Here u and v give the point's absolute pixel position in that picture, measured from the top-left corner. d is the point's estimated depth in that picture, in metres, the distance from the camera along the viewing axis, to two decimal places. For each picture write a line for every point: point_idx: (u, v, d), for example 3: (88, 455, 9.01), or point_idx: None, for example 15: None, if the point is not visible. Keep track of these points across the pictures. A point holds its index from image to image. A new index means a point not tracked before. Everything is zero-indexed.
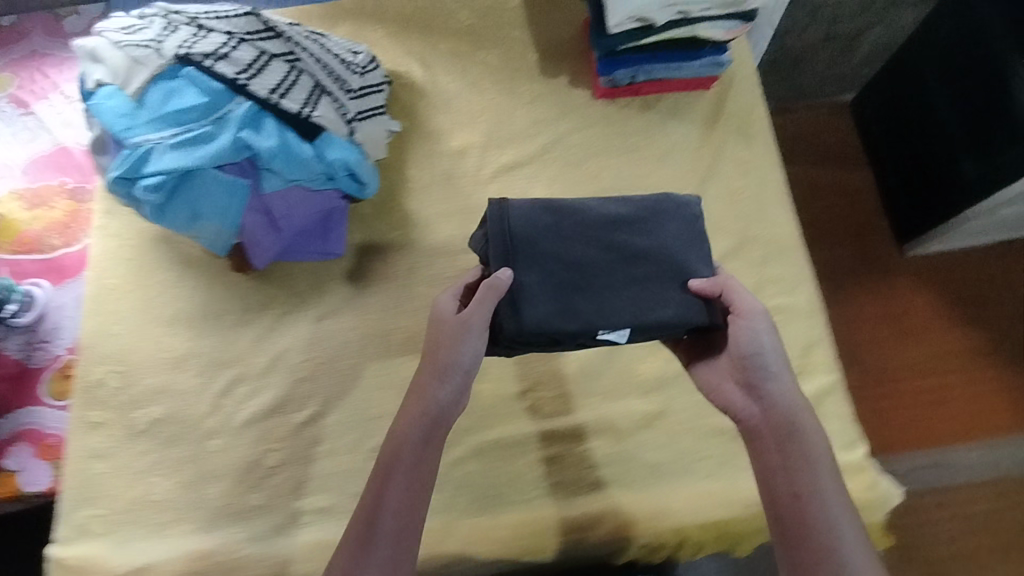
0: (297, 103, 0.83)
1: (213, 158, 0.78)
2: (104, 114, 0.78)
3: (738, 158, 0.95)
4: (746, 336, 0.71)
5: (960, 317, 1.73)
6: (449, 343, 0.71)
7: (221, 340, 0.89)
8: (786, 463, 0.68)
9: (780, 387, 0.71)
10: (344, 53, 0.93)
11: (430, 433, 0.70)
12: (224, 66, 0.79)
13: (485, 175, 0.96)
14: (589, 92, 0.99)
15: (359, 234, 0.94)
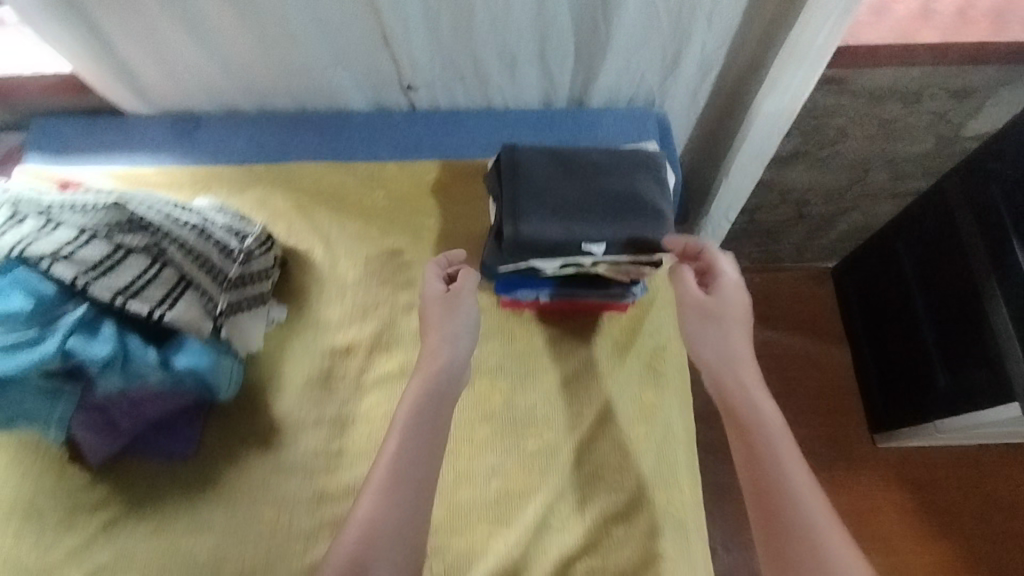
0: (150, 302, 0.76)
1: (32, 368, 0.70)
2: None
3: (642, 400, 0.85)
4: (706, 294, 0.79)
5: (932, 528, 1.57)
6: (444, 336, 0.82)
7: (35, 544, 0.79)
8: (756, 489, 0.65)
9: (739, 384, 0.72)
10: (227, 237, 0.87)
11: (435, 407, 0.78)
12: (64, 266, 0.72)
13: (365, 381, 0.88)
14: (494, 299, 0.92)
15: (217, 434, 0.85)
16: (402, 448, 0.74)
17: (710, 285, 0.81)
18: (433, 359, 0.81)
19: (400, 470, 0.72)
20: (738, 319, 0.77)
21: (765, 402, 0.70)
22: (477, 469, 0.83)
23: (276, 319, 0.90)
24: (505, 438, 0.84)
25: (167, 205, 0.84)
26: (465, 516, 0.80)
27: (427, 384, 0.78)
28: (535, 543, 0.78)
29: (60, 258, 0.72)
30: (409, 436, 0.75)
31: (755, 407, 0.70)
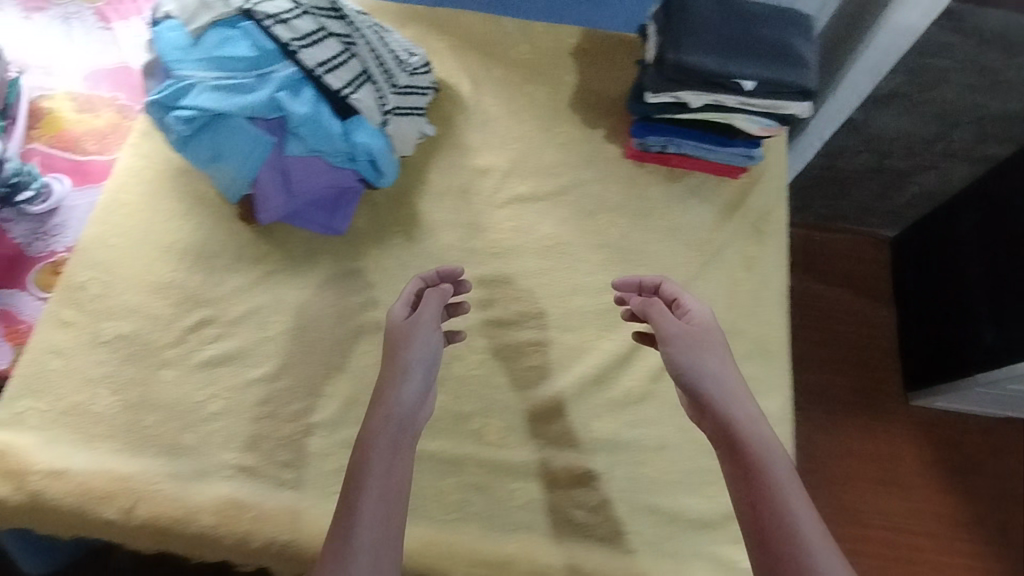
0: (340, 81, 0.87)
1: (246, 109, 0.82)
2: (163, 44, 0.84)
3: (746, 252, 0.95)
4: (722, 403, 0.74)
5: (946, 481, 1.66)
6: (402, 376, 0.75)
7: (206, 279, 0.92)
8: (756, 526, 0.66)
9: (740, 452, 0.71)
10: (400, 51, 0.98)
11: (392, 439, 0.72)
12: (282, 30, 0.84)
13: (499, 199, 0.98)
14: (620, 150, 1.02)
15: (366, 219, 0.96)
16: (368, 449, 0.70)
17: (700, 339, 0.77)
18: (390, 389, 0.74)
19: (354, 491, 0.68)
20: (733, 384, 0.75)
21: (737, 409, 0.73)
22: (591, 283, 0.93)
23: (423, 133, 1.00)
24: (619, 264, 0.94)
25: (359, 12, 0.96)
26: (578, 318, 0.91)
27: (394, 373, 0.75)
28: (638, 348, 0.89)
29: (279, 23, 0.84)
30: (369, 451, 0.70)
31: (755, 445, 0.71)
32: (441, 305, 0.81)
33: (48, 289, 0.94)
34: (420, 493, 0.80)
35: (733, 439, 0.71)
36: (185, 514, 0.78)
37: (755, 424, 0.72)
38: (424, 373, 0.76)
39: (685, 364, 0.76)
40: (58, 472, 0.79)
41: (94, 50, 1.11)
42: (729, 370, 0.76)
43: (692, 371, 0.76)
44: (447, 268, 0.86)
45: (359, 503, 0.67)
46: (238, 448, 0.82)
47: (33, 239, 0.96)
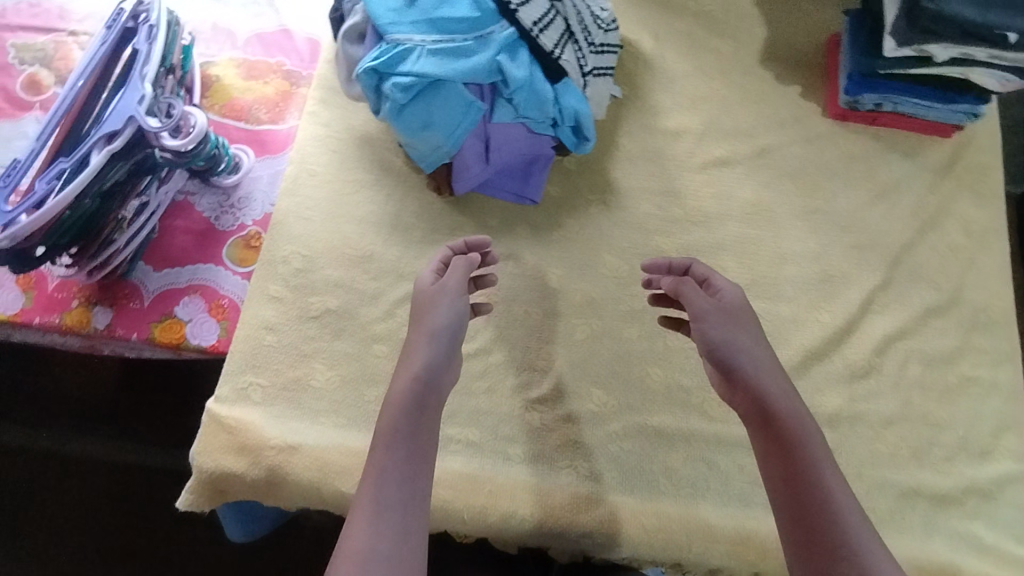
0: (551, 42, 0.82)
1: (468, 75, 0.78)
2: (374, 6, 0.79)
3: (964, 216, 0.90)
4: (750, 370, 0.68)
5: None
6: (434, 347, 0.71)
7: (404, 252, 0.90)
8: (800, 510, 0.61)
9: (782, 434, 0.65)
10: (593, 7, 0.92)
11: (412, 413, 0.67)
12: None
13: (695, 163, 0.93)
14: (819, 109, 0.96)
15: (560, 187, 0.92)
16: (382, 425, 0.66)
17: (737, 323, 0.71)
18: (418, 352, 0.70)
19: (394, 472, 0.63)
20: (772, 368, 0.69)
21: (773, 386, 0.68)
22: (801, 251, 0.89)
23: (613, 94, 0.95)
24: (829, 231, 0.90)
25: None
26: (790, 288, 0.87)
27: (432, 347, 0.71)
28: (858, 319, 0.85)
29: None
30: (394, 436, 0.65)
31: (792, 420, 0.66)
32: (468, 274, 0.77)
33: (244, 264, 0.93)
34: (649, 467, 0.79)
35: (770, 416, 0.66)
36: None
37: (791, 402, 0.66)
38: (447, 344, 0.71)
39: (719, 342, 0.70)
40: (293, 447, 0.79)
41: (250, 11, 1.06)
42: (755, 343, 0.70)
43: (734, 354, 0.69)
44: (475, 239, 0.82)
45: (387, 473, 0.63)
46: (461, 424, 0.81)
47: (221, 213, 0.95)
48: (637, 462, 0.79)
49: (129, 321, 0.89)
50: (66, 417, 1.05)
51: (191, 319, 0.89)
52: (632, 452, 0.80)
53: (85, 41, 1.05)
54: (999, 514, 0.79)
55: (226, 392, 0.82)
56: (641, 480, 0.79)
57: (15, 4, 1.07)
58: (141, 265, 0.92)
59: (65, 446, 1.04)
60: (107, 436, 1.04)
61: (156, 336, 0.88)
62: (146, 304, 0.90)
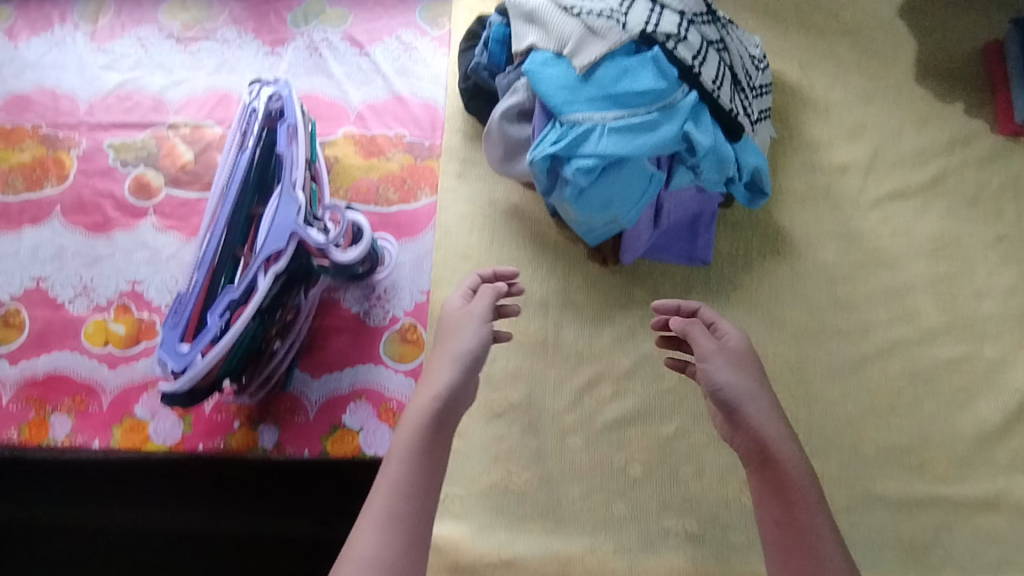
0: (729, 99, 0.76)
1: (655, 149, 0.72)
2: (544, 83, 0.73)
3: None
4: (749, 390, 0.65)
5: None
6: (458, 367, 0.68)
7: (579, 332, 0.85)
8: (802, 548, 0.58)
9: (804, 501, 0.60)
10: (748, 45, 0.86)
11: (433, 433, 0.63)
12: (680, 52, 0.73)
13: (868, 199, 0.88)
14: (988, 124, 0.89)
15: (729, 243, 0.87)
16: (399, 445, 0.62)
17: (747, 373, 0.66)
18: (441, 375, 0.67)
19: (412, 494, 0.59)
20: (767, 415, 0.64)
21: (762, 411, 0.64)
22: (997, 285, 0.84)
23: (771, 136, 0.89)
24: (1023, 261, 0.85)
25: None
26: (992, 326, 0.83)
27: (457, 369, 0.68)
28: None
29: (678, 42, 0.73)
30: (430, 463, 0.62)
31: (792, 466, 0.62)
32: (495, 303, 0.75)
33: (404, 360, 0.87)
34: (884, 539, 0.75)
35: (767, 459, 0.62)
36: None
37: (789, 443, 0.63)
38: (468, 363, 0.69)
39: (727, 386, 0.65)
40: (507, 560, 0.74)
41: (357, 80, 1.00)
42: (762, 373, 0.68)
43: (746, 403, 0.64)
44: (503, 269, 0.79)
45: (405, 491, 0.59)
46: (677, 514, 0.77)
47: (370, 308, 0.90)
48: (873, 535, 0.75)
49: (298, 437, 0.84)
50: (250, 503, 0.88)
51: (362, 428, 0.84)
52: (864, 524, 0.75)
53: (187, 133, 0.98)
54: None
55: None
56: (880, 553, 0.74)
57: (103, 99, 1.00)
58: (298, 375, 0.87)
59: (225, 525, 0.89)
60: (270, 516, 0.88)
61: (328, 450, 0.84)
62: (312, 417, 0.85)
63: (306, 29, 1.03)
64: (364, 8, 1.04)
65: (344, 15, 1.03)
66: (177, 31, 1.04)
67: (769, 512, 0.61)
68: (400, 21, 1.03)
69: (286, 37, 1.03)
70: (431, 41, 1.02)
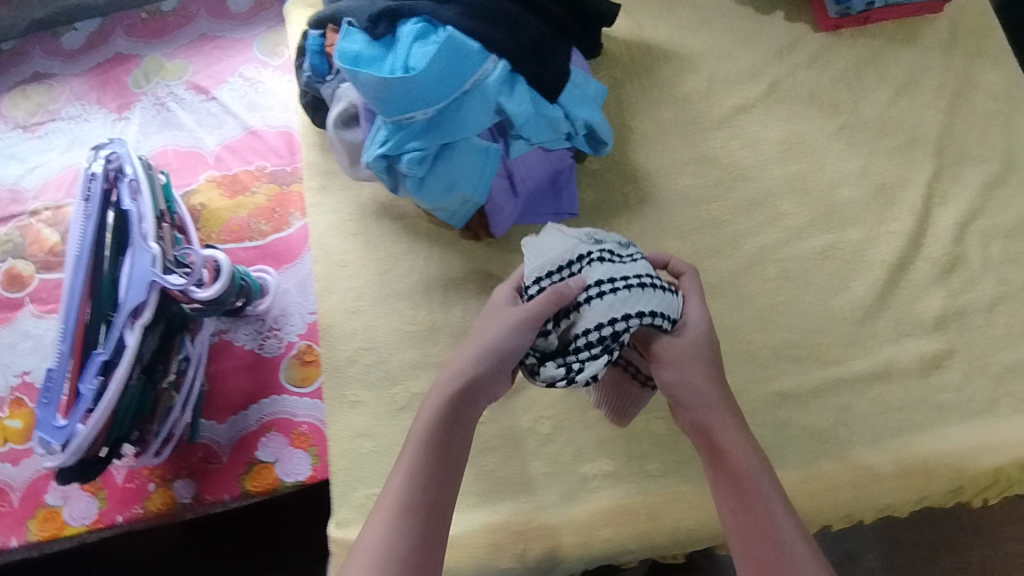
0: (560, 367, 0.66)
1: (474, 129, 0.74)
2: (365, 57, 0.72)
3: (987, 81, 0.89)
4: (681, 388, 0.66)
5: None
6: (438, 436, 0.62)
7: (467, 310, 0.86)
8: (736, 501, 0.61)
9: (707, 385, 0.65)
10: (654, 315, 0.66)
11: (428, 504, 0.60)
12: (557, 364, 0.66)
13: (715, 119, 0.91)
14: (811, 25, 0.94)
15: (593, 191, 0.90)
16: (388, 495, 0.60)
17: (683, 356, 0.66)
18: (433, 399, 0.64)
19: (395, 555, 0.56)
20: (687, 366, 0.66)
21: (715, 414, 0.64)
22: (847, 171, 0.88)
23: (677, 272, 0.73)
24: (866, 141, 0.89)
25: (651, 289, 0.67)
26: (852, 210, 0.86)
27: (427, 456, 0.61)
28: (926, 219, 0.85)
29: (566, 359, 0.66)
30: (403, 521, 0.58)
31: (740, 460, 0.62)
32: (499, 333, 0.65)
33: (308, 382, 0.87)
34: (792, 432, 0.77)
35: (715, 448, 0.64)
36: (571, 542, 0.75)
37: (735, 433, 0.63)
38: (438, 453, 0.62)
39: (676, 386, 0.66)
40: None
41: (209, 126, 1.01)
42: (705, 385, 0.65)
43: (668, 367, 0.66)
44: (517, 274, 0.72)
45: (393, 549, 0.57)
46: (593, 458, 0.78)
47: (262, 340, 0.90)
48: (782, 431, 0.77)
49: (216, 483, 0.84)
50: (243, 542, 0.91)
51: (277, 459, 0.84)
52: (772, 422, 0.78)
53: (49, 215, 0.98)
54: None
55: (346, 515, 0.78)
56: (789, 447, 0.76)
57: None
58: (205, 423, 0.86)
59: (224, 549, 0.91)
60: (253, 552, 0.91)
61: (249, 488, 0.83)
62: (226, 460, 0.84)
63: (149, 88, 1.04)
64: (201, 55, 1.05)
65: (183, 66, 1.04)
66: (22, 118, 1.04)
67: (725, 496, 0.62)
68: (241, 59, 1.04)
69: (131, 100, 1.03)
70: (275, 72, 1.03)
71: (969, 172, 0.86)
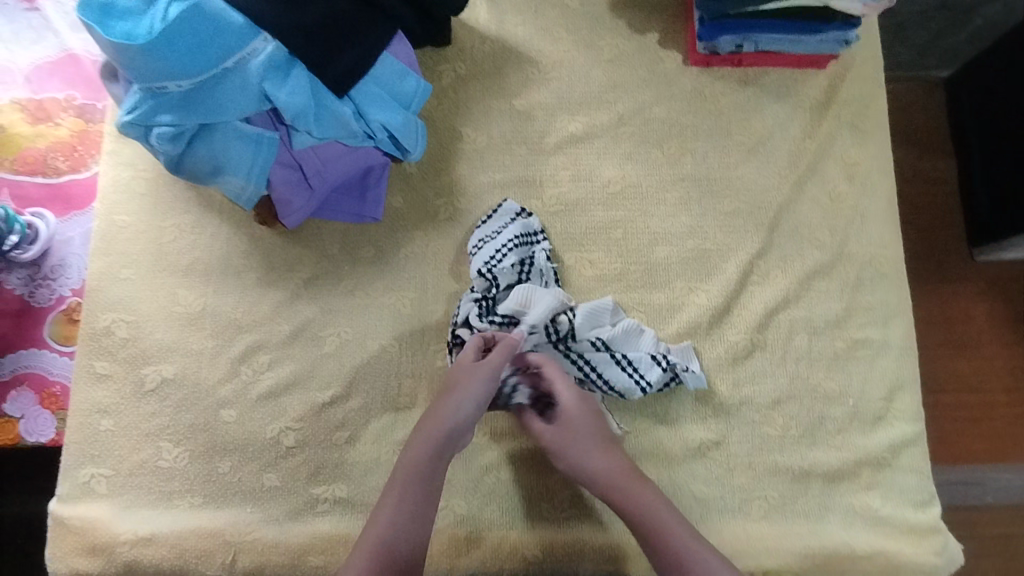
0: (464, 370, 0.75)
1: (233, 112, 0.69)
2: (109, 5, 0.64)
3: (846, 157, 0.81)
4: (581, 460, 0.69)
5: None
6: (402, 484, 0.66)
7: (240, 301, 0.81)
8: (651, 548, 0.64)
9: (576, 453, 0.69)
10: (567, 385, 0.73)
11: (397, 541, 0.64)
12: None
13: (549, 144, 0.83)
14: (681, 57, 0.85)
15: (403, 198, 0.83)
16: (365, 538, 0.64)
17: (578, 437, 0.69)
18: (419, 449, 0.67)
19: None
20: (580, 450, 0.69)
21: (615, 470, 0.68)
22: (672, 227, 0.81)
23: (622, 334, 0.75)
24: (702, 199, 0.81)
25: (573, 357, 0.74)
26: (663, 273, 0.79)
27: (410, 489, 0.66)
28: (737, 296, 0.78)
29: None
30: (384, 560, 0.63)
31: (641, 511, 0.66)
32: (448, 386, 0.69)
33: (70, 342, 0.85)
34: (530, 493, 0.75)
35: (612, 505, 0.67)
36: (282, 561, 0.74)
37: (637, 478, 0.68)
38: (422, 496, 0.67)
39: (577, 466, 0.69)
40: (147, 537, 0.75)
41: (27, 40, 0.92)
42: (617, 452, 0.70)
43: (562, 452, 0.69)
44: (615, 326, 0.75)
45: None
46: (326, 481, 0.76)
47: (34, 289, 0.85)
48: (519, 491, 0.75)
49: None
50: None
51: (23, 415, 0.82)
52: (511, 481, 0.75)
53: None
54: (898, 481, 0.74)
55: (69, 490, 0.77)
56: (525, 510, 0.75)
57: None
58: None
59: None
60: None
61: None
62: None
63: None
64: None
65: None
66: None
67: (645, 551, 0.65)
68: None
69: None
70: None
71: (798, 254, 0.79)
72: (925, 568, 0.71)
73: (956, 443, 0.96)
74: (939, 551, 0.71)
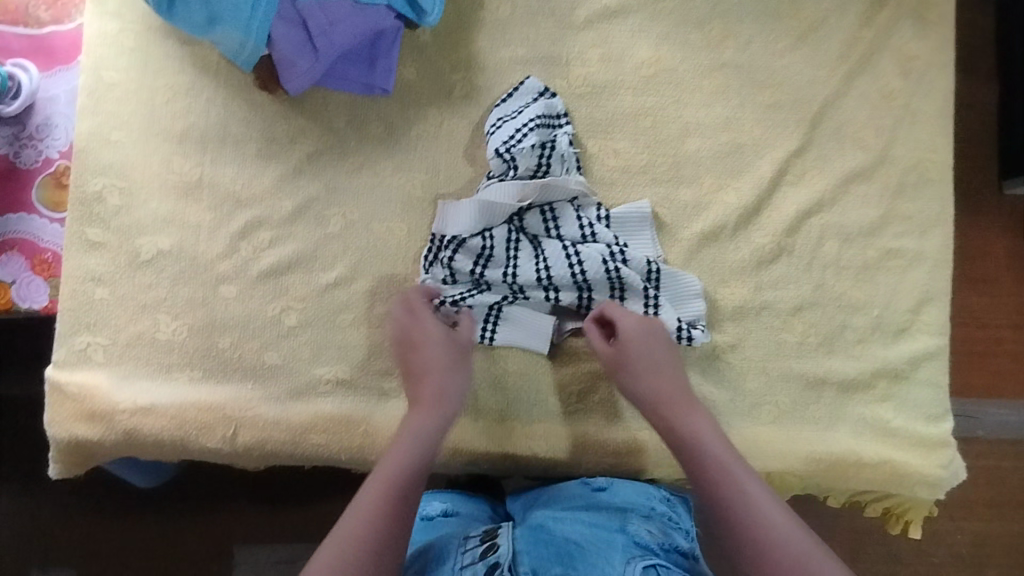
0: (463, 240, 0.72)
1: None
2: None
3: (903, 50, 0.74)
4: (639, 377, 0.65)
5: None
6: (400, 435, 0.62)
7: (239, 172, 0.76)
8: (702, 468, 0.58)
9: (631, 366, 0.66)
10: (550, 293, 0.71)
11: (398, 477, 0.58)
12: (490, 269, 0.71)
13: (579, 18, 0.76)
14: None
15: (416, 70, 0.76)
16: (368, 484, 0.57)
17: (633, 362, 0.66)
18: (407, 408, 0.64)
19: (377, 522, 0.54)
20: (639, 367, 0.66)
21: (670, 391, 0.64)
22: (707, 118, 0.75)
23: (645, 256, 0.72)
24: (742, 89, 0.75)
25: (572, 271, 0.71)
26: (692, 169, 0.74)
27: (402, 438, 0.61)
28: (769, 196, 0.74)
29: (479, 290, 0.72)
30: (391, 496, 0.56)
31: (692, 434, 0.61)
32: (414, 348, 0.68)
33: (60, 208, 0.80)
34: (538, 386, 0.74)
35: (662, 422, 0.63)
36: (282, 438, 0.73)
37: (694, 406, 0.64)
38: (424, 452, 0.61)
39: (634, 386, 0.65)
40: (146, 407, 0.73)
41: None
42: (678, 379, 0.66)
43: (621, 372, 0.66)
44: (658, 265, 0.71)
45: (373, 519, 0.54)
46: (329, 363, 0.74)
47: (19, 148, 0.79)
48: (526, 383, 0.74)
49: None
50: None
51: (15, 280, 0.78)
52: (518, 373, 0.73)
53: None
54: (913, 394, 0.72)
55: (65, 357, 0.75)
56: (530, 402, 0.73)
57: None
58: None
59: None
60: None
61: None
62: None
63: None
64: None
65: None
66: None
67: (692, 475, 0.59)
68: None
69: None
70: None
71: (839, 154, 0.74)
72: (929, 480, 0.70)
73: (967, 367, 0.94)
74: (946, 464, 0.70)
